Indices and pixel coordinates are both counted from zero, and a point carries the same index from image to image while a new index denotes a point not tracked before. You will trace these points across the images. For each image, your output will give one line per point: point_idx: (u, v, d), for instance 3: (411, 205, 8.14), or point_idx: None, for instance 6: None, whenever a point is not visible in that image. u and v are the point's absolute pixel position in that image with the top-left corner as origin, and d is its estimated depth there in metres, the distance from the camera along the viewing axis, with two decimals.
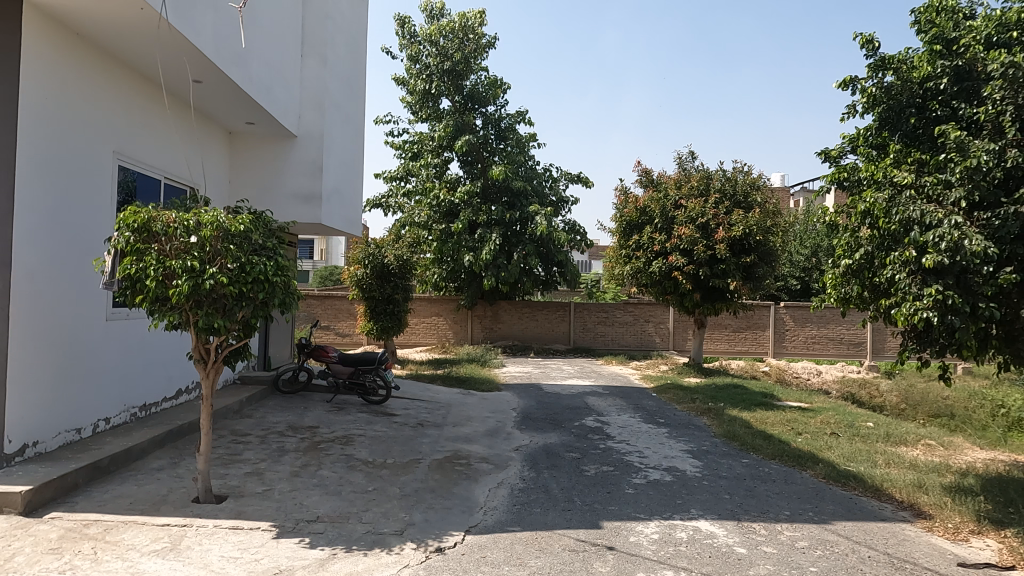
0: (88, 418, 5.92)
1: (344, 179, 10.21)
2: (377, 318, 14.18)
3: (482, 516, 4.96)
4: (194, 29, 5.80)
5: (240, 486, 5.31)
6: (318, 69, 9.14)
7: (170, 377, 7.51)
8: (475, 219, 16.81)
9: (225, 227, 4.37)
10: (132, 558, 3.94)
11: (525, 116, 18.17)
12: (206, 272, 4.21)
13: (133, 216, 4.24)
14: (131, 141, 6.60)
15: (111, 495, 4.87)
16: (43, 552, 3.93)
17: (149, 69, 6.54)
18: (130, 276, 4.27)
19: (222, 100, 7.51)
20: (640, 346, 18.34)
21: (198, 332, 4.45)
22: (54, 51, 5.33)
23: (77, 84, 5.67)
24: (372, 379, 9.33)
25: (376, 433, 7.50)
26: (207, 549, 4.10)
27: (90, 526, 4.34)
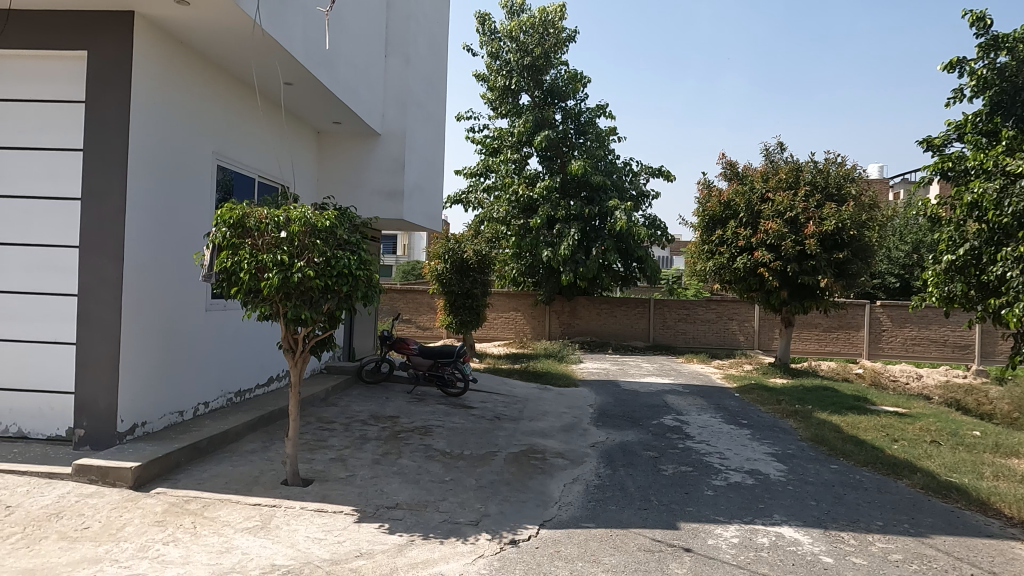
0: (189, 401, 6.34)
1: (425, 176, 10.44)
2: (456, 312, 14.48)
3: (557, 511, 4.97)
4: (287, 33, 6.10)
5: (325, 471, 5.55)
6: (401, 68, 9.39)
7: (262, 365, 7.93)
8: (553, 214, 16.79)
9: (312, 223, 4.56)
10: (227, 533, 4.19)
11: (606, 109, 17.97)
12: (295, 266, 4.42)
13: (229, 212, 4.52)
14: (229, 142, 7.01)
15: (209, 474, 5.20)
16: (149, 523, 4.25)
17: (245, 73, 6.91)
18: (226, 269, 4.55)
19: (311, 102, 7.86)
20: (722, 345, 17.80)
21: (288, 323, 4.67)
22: (163, 59, 5.74)
23: (181, 89, 6.06)
24: (451, 372, 9.44)
25: (454, 425, 7.64)
26: (294, 529, 4.32)
27: (189, 502, 4.64)
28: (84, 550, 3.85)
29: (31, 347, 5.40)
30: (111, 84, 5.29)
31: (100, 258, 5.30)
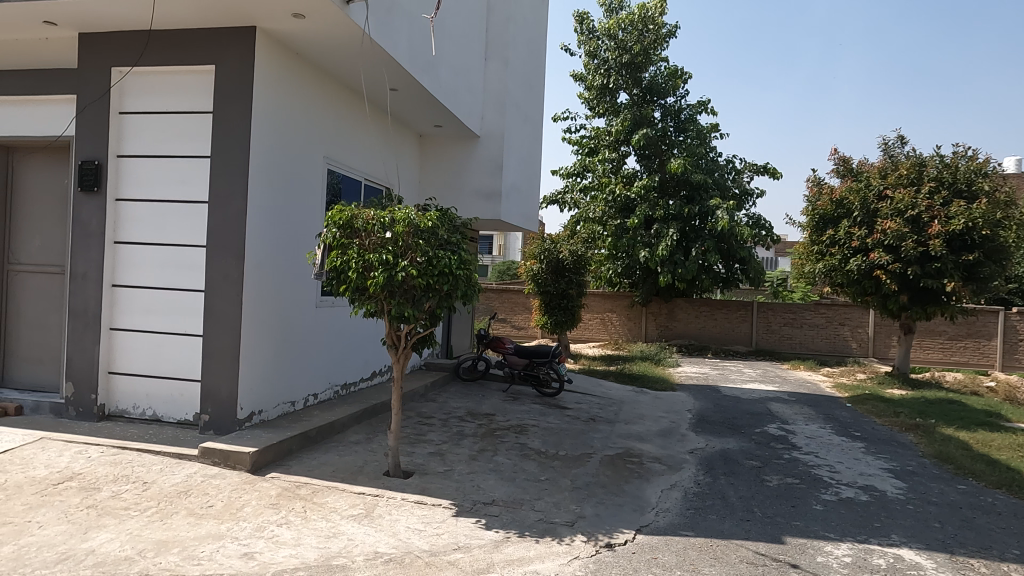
0: (301, 392, 6.72)
1: (522, 177, 10.54)
2: (551, 312, 14.49)
3: (654, 517, 4.86)
4: (393, 40, 6.34)
5: (424, 464, 5.73)
6: (500, 70, 9.53)
7: (367, 360, 8.28)
8: (652, 214, 16.46)
9: (416, 224, 4.72)
10: (334, 519, 4.41)
11: (707, 106, 17.42)
12: (399, 264, 4.58)
13: (340, 214, 4.75)
14: (339, 147, 7.36)
15: (317, 462, 5.50)
16: (265, 505, 4.54)
17: (354, 81, 7.24)
18: (336, 268, 4.78)
19: (415, 106, 8.12)
20: (832, 352, 16.82)
21: (392, 320, 4.84)
22: (281, 70, 6.11)
23: (297, 97, 6.44)
24: (546, 371, 9.44)
25: (549, 425, 7.65)
26: (396, 519, 4.48)
27: (300, 487, 4.92)
28: (208, 527, 4.16)
29: (165, 338, 5.90)
30: (235, 95, 5.70)
31: (224, 257, 5.72)
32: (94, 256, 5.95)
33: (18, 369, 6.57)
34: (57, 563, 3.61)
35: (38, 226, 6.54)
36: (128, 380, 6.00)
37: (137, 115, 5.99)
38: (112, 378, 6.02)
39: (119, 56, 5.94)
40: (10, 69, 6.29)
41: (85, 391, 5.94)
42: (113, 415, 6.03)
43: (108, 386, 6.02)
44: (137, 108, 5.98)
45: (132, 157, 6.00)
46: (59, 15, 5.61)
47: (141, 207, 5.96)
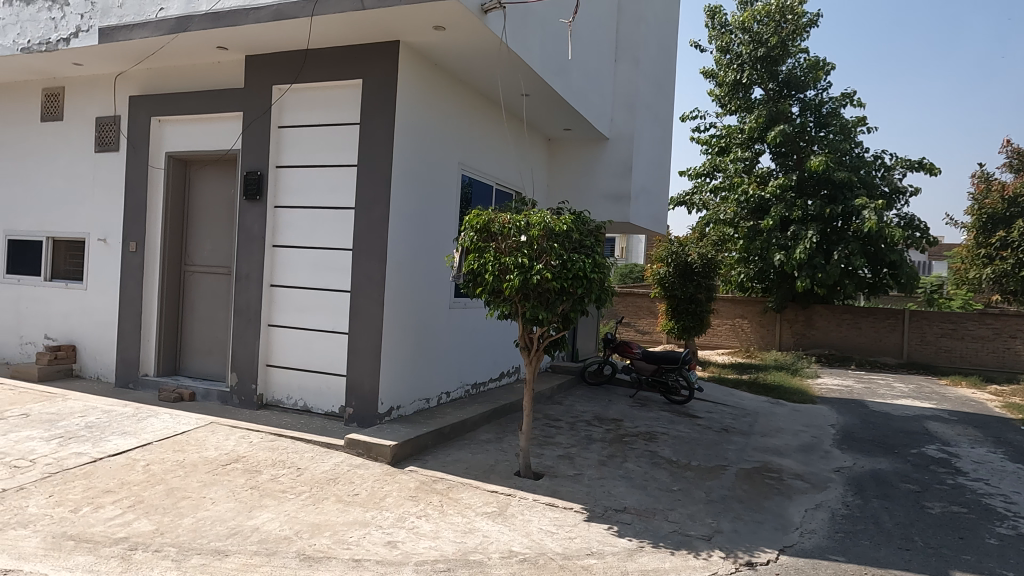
0: (435, 390, 6.99)
1: (651, 178, 10.32)
2: (678, 317, 14.11)
3: (799, 537, 4.57)
4: (528, 47, 6.44)
5: (554, 466, 5.75)
6: (631, 71, 9.40)
7: (496, 361, 8.46)
8: (788, 215, 15.52)
9: (551, 227, 4.75)
10: (470, 515, 4.53)
11: (854, 97, 16.19)
12: (534, 267, 4.62)
13: (477, 218, 4.89)
14: (473, 153, 7.57)
15: (451, 459, 5.68)
16: (405, 497, 4.75)
17: (488, 89, 7.42)
18: (473, 271, 4.90)
19: (546, 111, 8.19)
20: (1001, 368, 15.10)
21: (526, 322, 4.90)
22: (422, 81, 6.38)
23: (436, 107, 6.70)
24: (674, 379, 9.18)
25: (679, 433, 7.42)
26: (528, 520, 4.53)
27: (437, 482, 5.10)
28: (355, 514, 4.42)
29: (315, 335, 6.35)
30: (380, 107, 6.03)
31: (369, 260, 6.07)
32: (256, 258, 6.53)
33: (193, 359, 7.34)
34: (227, 537, 3.99)
35: (210, 231, 7.27)
36: (283, 373, 6.51)
37: (294, 129, 6.49)
38: (270, 371, 6.56)
39: (279, 75, 6.48)
40: (189, 91, 7.04)
41: (247, 381, 6.52)
42: (270, 404, 6.57)
43: (266, 378, 6.57)
44: (294, 122, 6.49)
45: (289, 167, 6.51)
46: (231, 40, 6.21)
47: (296, 214, 6.45)
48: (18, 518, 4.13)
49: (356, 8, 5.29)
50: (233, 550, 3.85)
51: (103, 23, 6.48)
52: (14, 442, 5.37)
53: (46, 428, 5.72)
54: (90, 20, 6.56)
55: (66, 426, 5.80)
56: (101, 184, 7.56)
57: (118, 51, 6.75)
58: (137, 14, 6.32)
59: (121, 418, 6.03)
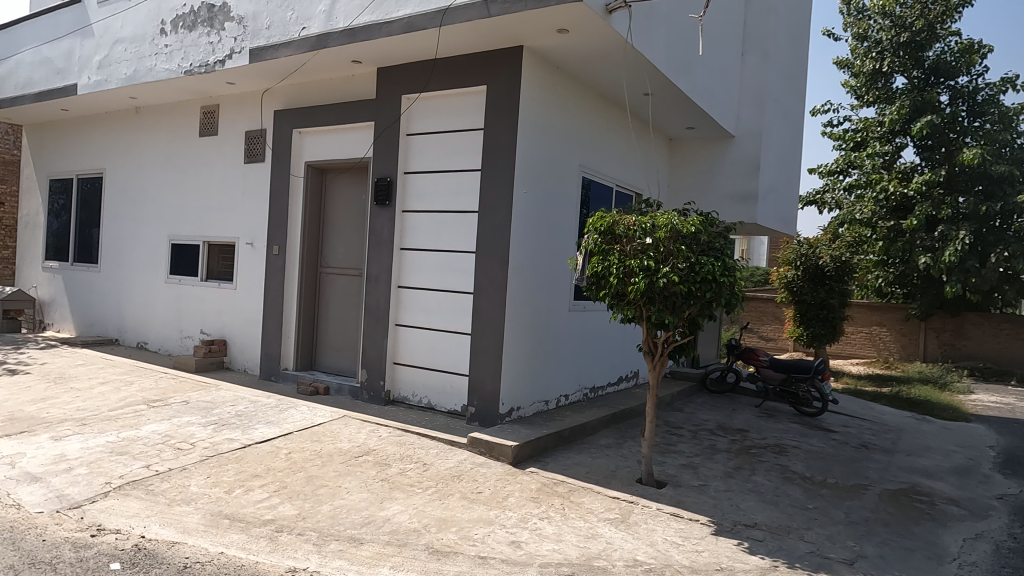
0: (553, 392, 7.00)
1: (780, 176, 9.80)
2: (807, 324, 13.22)
3: (957, 569, 4.14)
4: (653, 45, 6.31)
5: (677, 476, 5.57)
6: (759, 65, 8.97)
7: (614, 365, 8.35)
8: (935, 214, 14.12)
9: (678, 229, 4.63)
10: (592, 520, 4.49)
11: (1016, 81, 14.50)
12: (661, 270, 4.51)
13: (601, 221, 4.85)
14: (594, 154, 7.52)
15: (572, 462, 5.66)
16: (527, 498, 4.78)
17: (610, 89, 7.33)
18: (597, 274, 4.85)
19: (669, 109, 7.97)
20: None
21: (650, 327, 4.80)
22: (545, 84, 6.42)
23: (558, 109, 6.71)
24: (805, 390, 8.69)
25: (812, 447, 6.97)
26: (652, 529, 4.41)
27: (558, 484, 5.10)
28: (480, 512, 4.51)
29: (440, 335, 6.56)
30: (504, 113, 6.13)
31: (491, 262, 6.18)
32: (385, 261, 6.84)
33: (326, 355, 7.81)
34: (362, 526, 4.19)
35: (343, 235, 7.70)
36: (409, 371, 6.77)
37: (421, 136, 6.74)
38: (396, 368, 6.85)
39: (409, 85, 6.75)
40: (326, 103, 7.51)
41: (376, 378, 6.85)
42: (396, 401, 6.85)
43: (393, 375, 6.86)
44: (421, 129, 6.74)
45: (416, 173, 6.77)
46: (365, 54, 6.55)
47: (423, 218, 6.69)
48: (182, 496, 4.57)
49: (483, 15, 5.41)
50: (367, 538, 4.04)
51: (253, 44, 7.06)
52: (177, 427, 5.95)
53: (203, 415, 6.30)
54: (242, 42, 7.17)
55: (220, 413, 6.36)
56: (249, 192, 8.23)
57: (265, 70, 7.33)
58: (282, 34, 6.82)
59: (266, 408, 6.52)
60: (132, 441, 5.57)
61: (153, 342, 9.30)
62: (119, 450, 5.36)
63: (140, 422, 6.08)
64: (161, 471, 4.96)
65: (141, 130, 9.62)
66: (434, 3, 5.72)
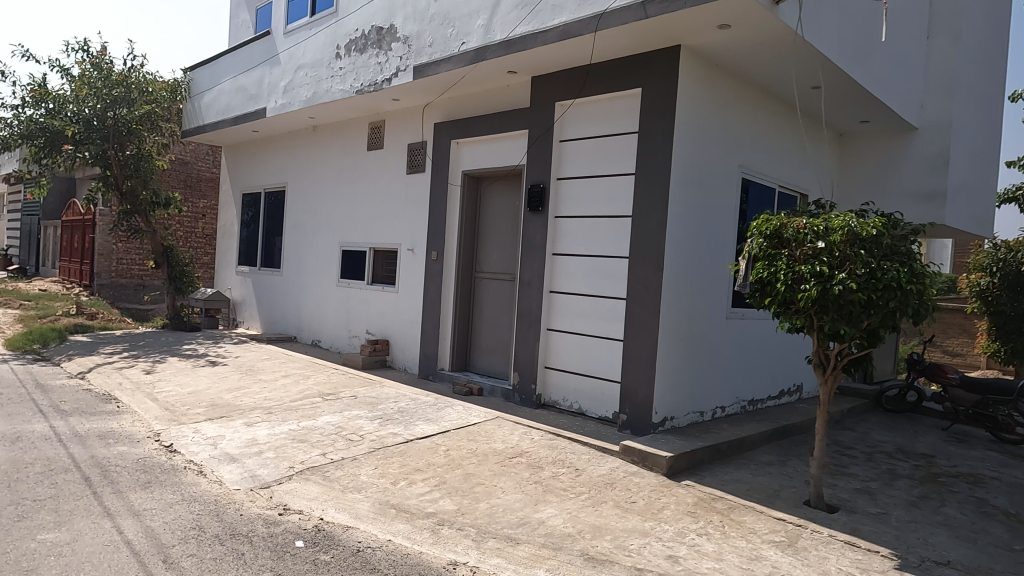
0: (709, 403, 6.72)
1: (974, 171, 8.71)
2: (1005, 338, 11.73)
3: None
4: (824, 35, 5.87)
5: (851, 501, 5.11)
6: (949, 47, 8.04)
7: (775, 377, 7.84)
8: None
9: (856, 232, 4.27)
10: (755, 542, 4.23)
11: None
12: (836, 277, 4.16)
13: (766, 224, 4.58)
14: (756, 154, 7.14)
15: (731, 478, 5.38)
16: (684, 512, 4.62)
17: (774, 85, 6.92)
18: (761, 280, 4.58)
19: (841, 103, 7.37)
20: None
21: (822, 338, 4.45)
22: (703, 84, 6.20)
23: (717, 108, 6.44)
24: (1006, 414, 7.59)
25: (1016, 480, 6.09)
26: (825, 557, 4.08)
27: (716, 500, 4.87)
28: (635, 522, 4.42)
29: (591, 340, 6.53)
30: (660, 114, 6.00)
31: (645, 267, 6.06)
32: (538, 266, 6.95)
33: (479, 357, 8.07)
34: (518, 526, 4.28)
35: (497, 241, 7.93)
36: (560, 375, 6.82)
37: (574, 142, 6.78)
38: (547, 372, 6.92)
39: (563, 92, 6.82)
40: (483, 114, 7.79)
41: (528, 381, 6.96)
42: (547, 404, 6.92)
43: (544, 379, 6.94)
44: (575, 135, 6.77)
45: (569, 178, 6.80)
46: (521, 64, 6.72)
47: (575, 222, 6.72)
48: (353, 484, 4.93)
49: (639, 17, 5.33)
50: (523, 539, 4.11)
51: (417, 61, 7.49)
52: (348, 419, 6.44)
53: (370, 409, 6.77)
54: (407, 61, 7.62)
55: (385, 409, 6.80)
56: (411, 201, 8.73)
57: (427, 85, 7.75)
58: (443, 50, 7.17)
59: (425, 406, 6.88)
60: (310, 430, 6.12)
61: (325, 339, 10.16)
62: (299, 437, 5.90)
63: (317, 413, 6.65)
64: (335, 459, 5.39)
65: (318, 147, 10.57)
66: (590, 9, 5.72)
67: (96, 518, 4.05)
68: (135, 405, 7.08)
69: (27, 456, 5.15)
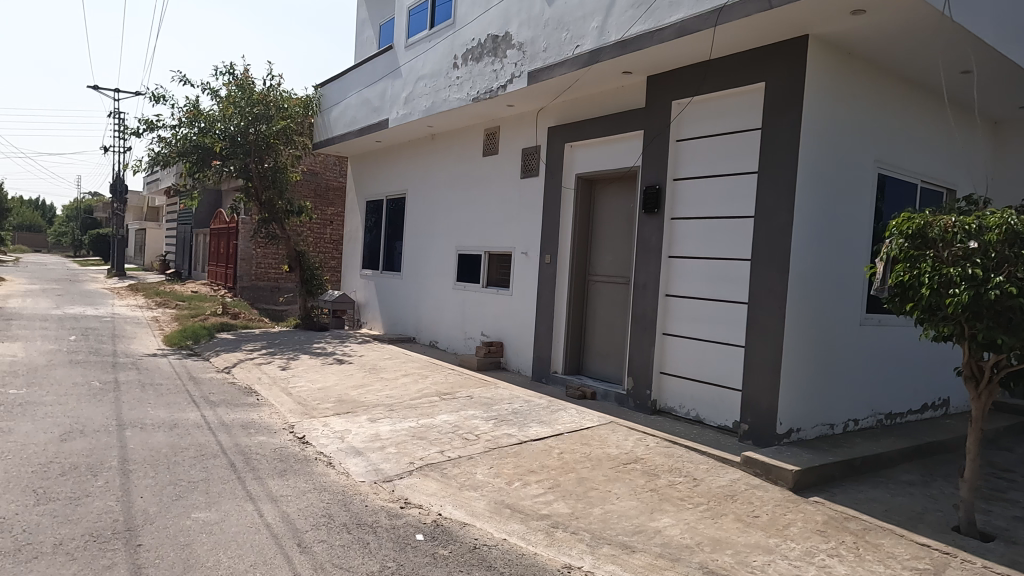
0: (841, 415, 6.28)
1: None
2: None
3: None
4: (976, 14, 5.34)
5: (1010, 530, 4.59)
6: None
7: (917, 389, 7.20)
8: None
9: (1016, 231, 3.85)
10: (895, 567, 3.90)
11: None
12: (992, 280, 3.76)
13: (908, 222, 4.22)
14: (894, 148, 6.60)
15: (866, 496, 5.00)
16: (812, 530, 4.34)
17: (916, 72, 6.37)
18: (902, 283, 4.22)
19: (995, 87, 6.67)
20: None
21: (974, 348, 4.04)
22: (834, 75, 5.82)
23: (850, 100, 6.02)
24: None
25: None
26: None
27: (849, 520, 4.53)
28: (758, 538, 4.21)
29: (710, 346, 6.30)
30: (786, 109, 5.70)
31: (769, 270, 5.77)
32: (653, 269, 6.81)
33: (592, 360, 8.02)
34: (633, 534, 4.21)
35: (611, 244, 7.84)
36: (676, 381, 6.63)
37: (691, 141, 6.59)
38: (663, 378, 6.76)
39: (680, 91, 6.65)
40: (597, 116, 7.75)
41: (642, 386, 6.83)
42: (663, 411, 6.75)
43: (660, 384, 6.78)
44: (692, 134, 6.58)
45: (686, 179, 6.62)
46: (636, 64, 6.62)
47: (692, 224, 6.52)
48: (470, 482, 5.05)
49: (763, 8, 5.10)
50: (639, 547, 4.03)
51: (531, 67, 7.57)
52: (464, 418, 6.61)
53: (484, 410, 6.91)
54: (522, 67, 7.73)
55: (499, 409, 6.92)
56: (525, 205, 8.84)
57: (541, 90, 7.82)
58: (557, 54, 7.20)
59: (538, 408, 6.92)
60: (428, 428, 6.34)
61: (442, 340, 10.50)
62: (419, 434, 6.13)
63: (435, 412, 6.88)
64: (452, 457, 5.55)
65: (436, 154, 10.96)
66: (709, 3, 5.54)
67: (241, 501, 4.42)
68: (272, 398, 7.66)
69: (183, 442, 5.71)
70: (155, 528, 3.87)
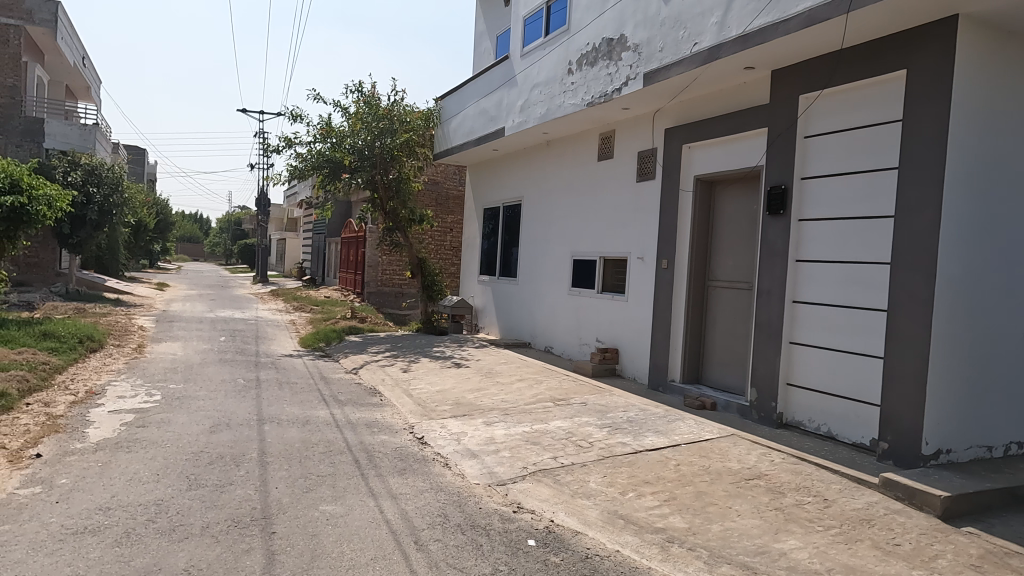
0: (1000, 437, 5.60)
1: None
2: None
3: None
4: None
5: None
6: None
7: None
8: None
9: None
10: None
11: None
12: None
13: None
14: None
15: None
16: (965, 564, 3.89)
17: None
18: None
19: None
20: None
21: None
22: (990, 56, 5.22)
23: (1010, 84, 5.38)
24: None
25: None
26: None
27: (1010, 555, 4.02)
28: (899, 568, 3.84)
29: (844, 356, 5.84)
30: (931, 97, 5.18)
31: (912, 275, 5.26)
32: (778, 274, 6.44)
33: (712, 369, 7.69)
34: (755, 555, 3.97)
35: (733, 248, 7.49)
36: (805, 394, 6.22)
37: (821, 137, 6.17)
38: (790, 390, 6.36)
39: (808, 84, 6.25)
40: (717, 115, 7.45)
41: (767, 398, 6.45)
42: (790, 425, 6.35)
43: (787, 396, 6.38)
44: (822, 130, 6.16)
45: (815, 178, 6.20)
46: (759, 58, 6.30)
47: (822, 226, 6.09)
48: (583, 490, 5.00)
49: None
50: (762, 569, 3.80)
51: (648, 68, 7.42)
52: (578, 425, 6.56)
53: (599, 417, 6.83)
54: (638, 68, 7.59)
55: (614, 417, 6.80)
56: (642, 209, 8.65)
57: (658, 91, 7.64)
58: (674, 53, 7.00)
59: (655, 417, 6.74)
60: (542, 433, 6.36)
61: (557, 346, 10.51)
62: (533, 440, 6.17)
63: (549, 417, 6.89)
64: (566, 464, 5.53)
65: (551, 160, 11.01)
66: None
67: (364, 496, 4.64)
68: (394, 399, 8.02)
69: (314, 437, 6.11)
70: (287, 517, 4.15)
